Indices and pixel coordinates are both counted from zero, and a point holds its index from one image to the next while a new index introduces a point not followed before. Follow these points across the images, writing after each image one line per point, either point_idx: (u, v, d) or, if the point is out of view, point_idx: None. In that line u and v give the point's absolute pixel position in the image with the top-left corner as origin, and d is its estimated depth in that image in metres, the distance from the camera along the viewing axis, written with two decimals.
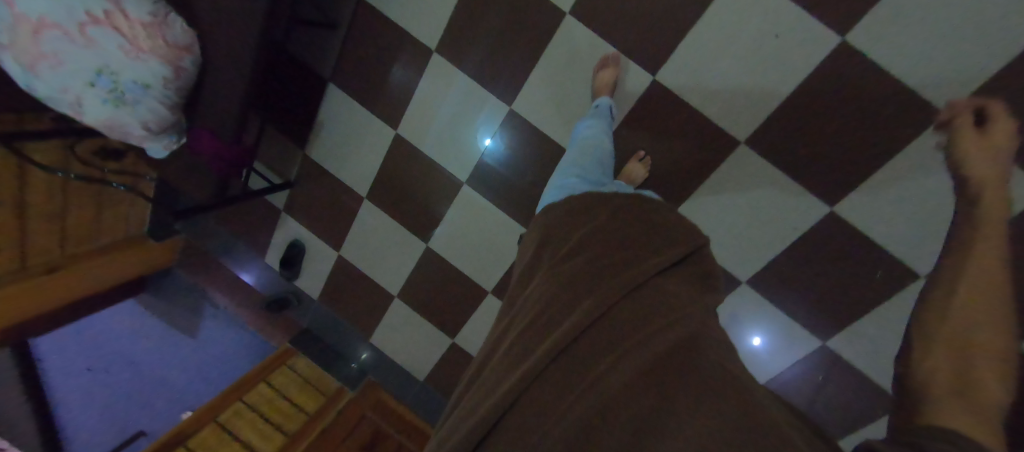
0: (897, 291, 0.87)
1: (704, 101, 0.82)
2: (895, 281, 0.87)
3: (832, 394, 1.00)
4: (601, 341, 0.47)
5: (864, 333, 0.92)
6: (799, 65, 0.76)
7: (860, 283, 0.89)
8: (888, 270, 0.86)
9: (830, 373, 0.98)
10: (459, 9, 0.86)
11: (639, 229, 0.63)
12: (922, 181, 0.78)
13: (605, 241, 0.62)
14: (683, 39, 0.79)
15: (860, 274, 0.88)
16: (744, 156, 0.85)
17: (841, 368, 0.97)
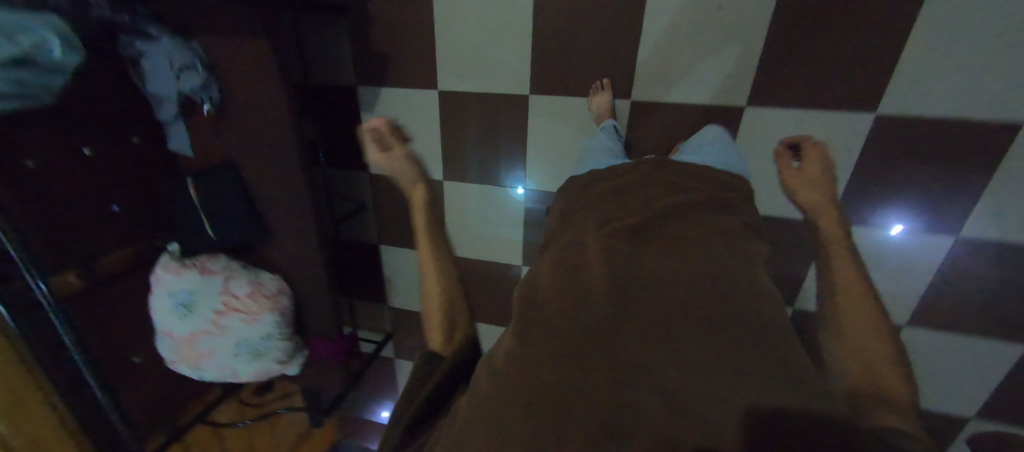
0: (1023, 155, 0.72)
1: (689, 93, 0.83)
2: (1013, 149, 0.72)
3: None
4: (630, 316, 0.45)
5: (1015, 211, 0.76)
6: (756, 18, 0.75)
7: (972, 168, 0.75)
8: (996, 142, 0.73)
9: (1007, 272, 0.81)
10: (444, 139, 0.97)
11: (688, 195, 0.58)
12: (966, 43, 0.68)
13: (648, 204, 0.57)
14: (636, 57, 0.82)
15: (965, 161, 0.75)
16: (760, 115, 0.81)
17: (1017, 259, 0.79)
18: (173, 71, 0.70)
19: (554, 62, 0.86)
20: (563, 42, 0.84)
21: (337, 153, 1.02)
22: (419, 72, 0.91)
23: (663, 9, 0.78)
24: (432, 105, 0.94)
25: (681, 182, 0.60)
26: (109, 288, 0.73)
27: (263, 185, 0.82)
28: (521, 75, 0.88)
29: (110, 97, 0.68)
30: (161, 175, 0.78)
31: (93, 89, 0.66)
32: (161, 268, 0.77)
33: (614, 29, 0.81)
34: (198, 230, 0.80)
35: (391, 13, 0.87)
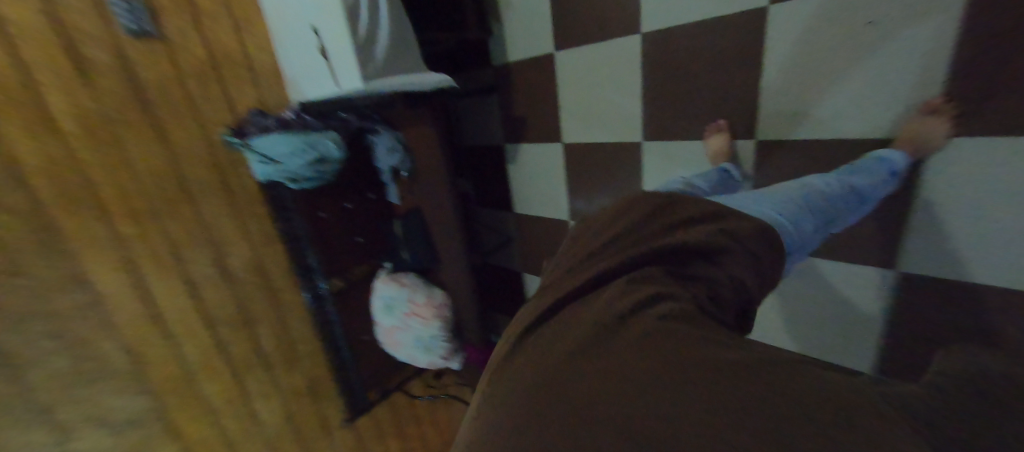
0: None
1: (829, 128, 0.69)
2: None
3: None
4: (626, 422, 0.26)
5: None
6: (926, 30, 0.58)
7: None
8: None
9: None
10: (569, 182, 1.08)
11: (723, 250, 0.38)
12: None
13: (651, 239, 0.40)
14: (758, 92, 0.75)
15: None
16: (964, 153, 0.59)
17: None
18: (387, 152, 1.07)
19: (667, 106, 0.86)
20: (672, 86, 0.84)
21: (492, 197, 1.27)
22: (549, 128, 1.07)
23: (788, 38, 0.69)
24: (558, 154, 1.08)
25: (718, 224, 0.41)
26: (357, 286, 1.18)
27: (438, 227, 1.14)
28: (635, 121, 0.91)
29: (357, 172, 1.11)
30: (382, 218, 1.17)
31: (351, 168, 1.09)
32: (379, 278, 1.16)
33: (726, 66, 0.77)
34: (399, 256, 1.17)
35: (527, 84, 1.06)
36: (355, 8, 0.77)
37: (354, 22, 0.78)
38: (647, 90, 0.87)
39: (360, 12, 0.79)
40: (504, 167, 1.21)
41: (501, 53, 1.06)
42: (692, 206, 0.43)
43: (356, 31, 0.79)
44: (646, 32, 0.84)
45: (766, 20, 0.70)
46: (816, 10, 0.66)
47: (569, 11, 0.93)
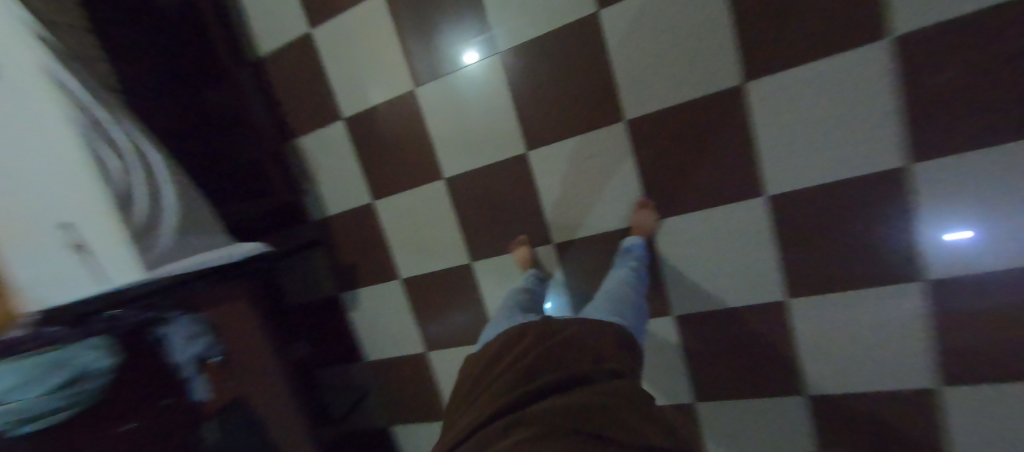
0: (917, 192, 0.72)
1: (589, 230, 0.90)
2: (903, 188, 0.73)
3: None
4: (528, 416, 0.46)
5: (952, 242, 0.72)
6: (612, 158, 0.86)
7: (883, 215, 0.75)
8: (887, 186, 0.74)
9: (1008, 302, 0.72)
10: (413, 315, 1.09)
11: (598, 346, 0.53)
12: (803, 120, 0.75)
13: (554, 332, 0.55)
14: (534, 214, 0.94)
15: (874, 207, 0.75)
16: (671, 231, 0.86)
17: (1002, 288, 0.71)
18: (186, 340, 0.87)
19: (484, 229, 0.99)
20: (478, 216, 0.98)
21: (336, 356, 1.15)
22: (381, 270, 1.09)
23: (536, 174, 0.92)
24: (397, 292, 1.09)
25: (596, 345, 0.53)
26: None
27: (269, 411, 0.95)
28: (459, 246, 1.02)
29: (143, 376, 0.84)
30: (183, 432, 0.84)
31: (128, 375, 0.82)
32: None
33: (512, 197, 0.95)
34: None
35: (352, 232, 1.09)
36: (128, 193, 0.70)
37: (128, 207, 0.70)
38: (462, 219, 1.00)
39: (137, 196, 0.72)
40: (344, 316, 1.14)
41: (317, 207, 1.08)
42: (571, 326, 0.56)
43: (133, 217, 0.70)
44: (449, 175, 0.98)
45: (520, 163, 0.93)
46: (545, 155, 0.90)
47: (376, 165, 1.03)
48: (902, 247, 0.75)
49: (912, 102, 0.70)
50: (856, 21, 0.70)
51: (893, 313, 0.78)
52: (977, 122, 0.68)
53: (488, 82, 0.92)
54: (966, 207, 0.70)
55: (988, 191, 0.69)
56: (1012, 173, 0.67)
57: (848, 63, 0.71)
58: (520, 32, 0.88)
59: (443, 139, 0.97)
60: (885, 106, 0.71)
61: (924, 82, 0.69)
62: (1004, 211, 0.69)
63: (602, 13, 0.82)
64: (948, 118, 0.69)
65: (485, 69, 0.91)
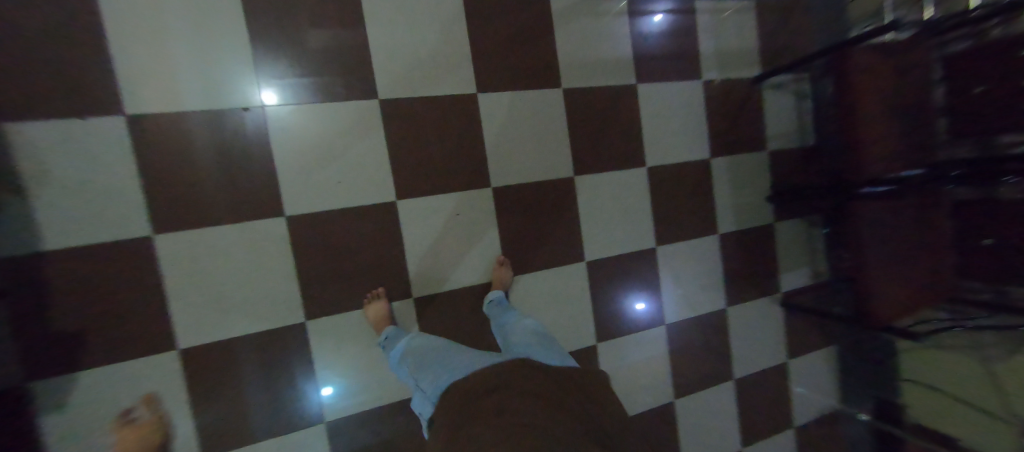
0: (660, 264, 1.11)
1: (449, 284, 0.93)
2: (654, 261, 1.10)
3: (707, 344, 1.16)
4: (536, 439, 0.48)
5: (674, 298, 1.12)
6: (475, 218, 0.94)
7: (645, 279, 1.09)
8: (646, 259, 1.09)
9: (698, 337, 1.15)
10: (193, 400, 0.79)
11: (578, 376, 0.64)
12: (607, 208, 1.05)
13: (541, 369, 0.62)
14: (393, 266, 0.89)
15: (640, 273, 1.09)
16: (518, 287, 0.98)
17: (695, 328, 1.14)
18: None
19: (330, 281, 0.86)
20: (322, 264, 0.85)
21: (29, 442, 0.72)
22: (146, 336, 0.76)
23: (400, 225, 0.90)
24: (169, 367, 0.77)
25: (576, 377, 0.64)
26: None
27: None
28: (287, 302, 0.83)
29: None
30: None
31: None
32: None
33: (368, 246, 0.88)
34: None
35: (101, 278, 0.74)
36: None
37: None
38: (301, 268, 0.84)
39: None
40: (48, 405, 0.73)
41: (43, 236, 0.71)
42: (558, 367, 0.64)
43: None
44: (290, 214, 0.83)
45: (383, 212, 0.88)
46: (410, 206, 0.90)
47: (176, 188, 0.77)
48: (657, 303, 1.10)
49: (659, 206, 1.09)
50: (635, 153, 1.06)
51: (649, 349, 1.10)
52: (686, 223, 1.12)
53: (341, 123, 0.86)
54: (680, 275, 1.12)
55: (688, 266, 1.13)
56: (698, 256, 1.13)
57: (630, 175, 1.06)
58: (401, 87, 0.90)
59: (288, 171, 0.83)
60: (646, 206, 1.08)
61: (664, 195, 1.09)
62: (695, 279, 1.13)
63: (479, 95, 0.95)
64: (674, 219, 1.10)
65: (337, 110, 0.85)
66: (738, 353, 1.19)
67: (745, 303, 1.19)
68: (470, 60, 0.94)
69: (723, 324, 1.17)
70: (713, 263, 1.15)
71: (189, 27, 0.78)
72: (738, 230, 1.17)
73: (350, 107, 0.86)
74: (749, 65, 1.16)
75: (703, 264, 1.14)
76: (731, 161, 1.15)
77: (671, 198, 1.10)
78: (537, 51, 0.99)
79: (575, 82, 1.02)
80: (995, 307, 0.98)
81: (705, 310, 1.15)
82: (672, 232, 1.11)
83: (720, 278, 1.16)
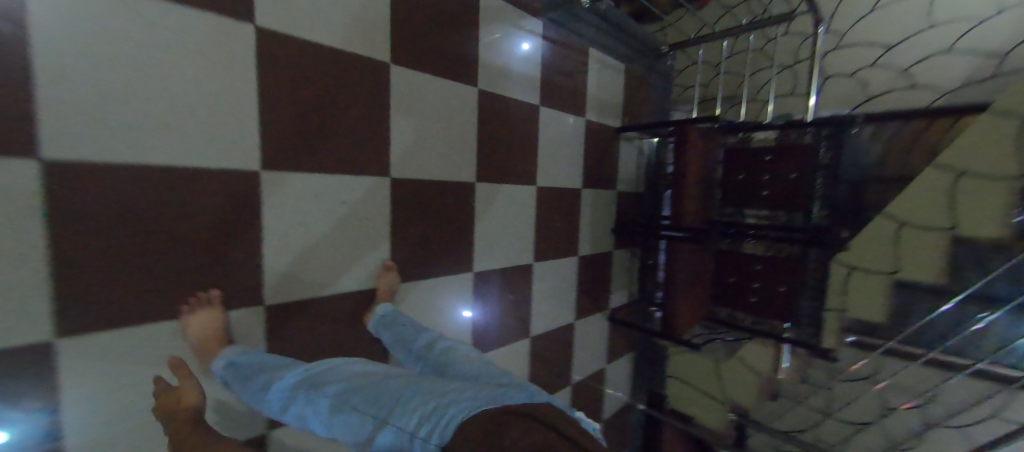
0: (534, 280, 1.15)
1: (320, 289, 0.72)
2: (529, 276, 1.14)
3: (557, 354, 1.26)
4: None
5: (541, 312, 1.18)
6: (367, 211, 0.78)
7: (520, 293, 1.12)
8: (524, 274, 1.12)
9: (552, 348, 1.24)
10: None
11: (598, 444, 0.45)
12: (499, 220, 1.03)
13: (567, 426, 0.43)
14: (243, 259, 0.64)
15: (518, 287, 1.11)
16: (403, 294, 0.85)
17: (550, 340, 1.23)
18: None
19: (125, 275, 0.54)
20: (114, 248, 0.53)
21: None
22: None
23: (263, 204, 0.65)
24: None
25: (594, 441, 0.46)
26: None
27: None
28: (26, 307, 0.48)
29: None
30: None
31: None
32: None
33: (207, 229, 0.60)
34: None
35: None
36: None
37: None
38: (66, 251, 0.50)
39: None
40: None
41: None
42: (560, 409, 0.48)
43: None
44: (59, 158, 0.49)
45: (240, 182, 0.63)
46: (283, 182, 0.67)
47: None
48: (529, 316, 1.15)
49: (541, 225, 1.15)
50: (529, 170, 1.09)
51: (514, 361, 1.12)
52: (557, 244, 1.21)
53: (180, 39, 0.56)
54: (548, 291, 1.20)
55: (555, 282, 1.22)
56: (562, 274, 1.24)
57: (523, 191, 1.08)
58: (294, 22, 0.67)
59: (70, 87, 0.49)
60: (531, 223, 1.12)
61: (546, 215, 1.16)
62: (557, 295, 1.23)
63: (392, 66, 0.80)
64: (549, 239, 1.18)
65: (177, 19, 0.56)
66: (576, 362, 1.35)
67: (586, 318, 1.36)
68: (390, 23, 0.79)
69: (570, 336, 1.30)
70: (571, 282, 1.28)
71: None
72: (590, 254, 1.33)
73: (201, 22, 0.58)
74: (614, 116, 1.37)
75: (565, 282, 1.25)
76: (594, 193, 1.31)
77: (550, 217, 1.17)
78: (458, 41, 0.91)
79: (488, 86, 0.99)
80: (732, 322, 1.42)
81: (560, 323, 1.26)
82: (546, 250, 1.18)
83: (574, 295, 1.29)
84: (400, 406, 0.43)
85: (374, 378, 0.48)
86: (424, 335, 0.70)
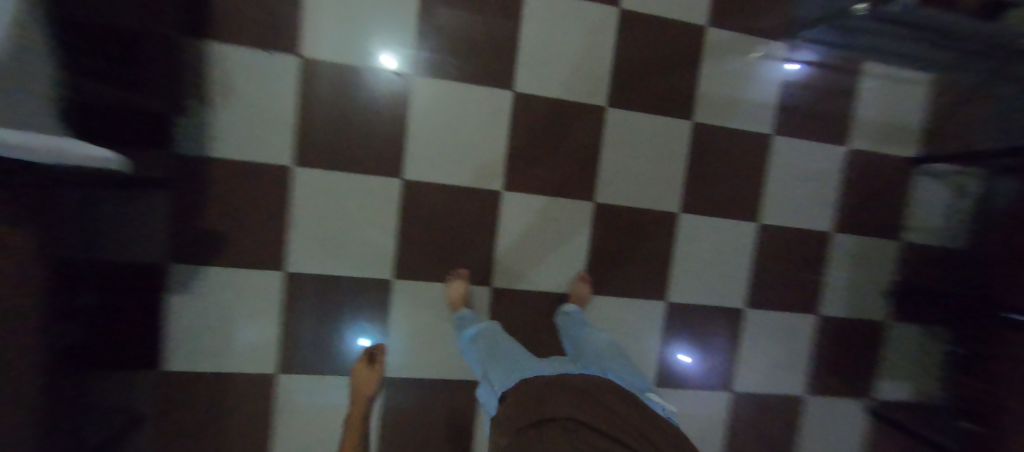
0: (746, 327, 1.04)
1: (530, 284, 0.94)
2: (741, 322, 1.03)
3: (775, 426, 1.06)
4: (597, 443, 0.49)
5: (753, 366, 1.04)
6: (573, 228, 0.95)
7: (726, 337, 1.03)
8: (733, 318, 1.03)
9: (766, 416, 1.06)
10: (280, 319, 0.85)
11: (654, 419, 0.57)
12: (707, 254, 1.01)
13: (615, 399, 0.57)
14: (485, 252, 0.92)
15: (724, 330, 1.03)
16: (595, 305, 0.96)
17: (766, 406, 1.05)
18: None
19: (426, 249, 0.89)
20: (423, 232, 0.89)
21: (123, 299, 0.79)
22: (261, 253, 0.83)
23: (502, 215, 0.92)
24: (273, 286, 0.84)
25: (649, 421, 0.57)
26: None
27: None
28: (384, 258, 0.88)
29: None
30: None
31: None
32: None
33: (468, 227, 0.91)
34: None
35: (237, 188, 0.81)
36: None
37: None
38: (403, 230, 0.88)
39: None
40: (159, 283, 0.80)
41: (200, 140, 0.78)
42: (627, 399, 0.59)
43: None
44: (409, 178, 0.87)
45: (491, 198, 0.91)
46: (517, 200, 0.92)
47: (322, 129, 0.83)
48: (737, 367, 1.04)
49: (762, 267, 1.03)
50: (752, 206, 1.01)
51: (711, 411, 1.03)
52: (785, 293, 1.04)
53: (472, 106, 0.89)
54: (767, 345, 1.04)
55: (778, 337, 1.05)
56: (791, 329, 1.05)
57: (740, 227, 1.01)
58: (538, 84, 0.92)
59: (419, 139, 0.87)
60: (749, 264, 1.02)
61: (772, 257, 1.03)
62: (781, 353, 1.05)
63: (609, 109, 0.94)
64: (773, 285, 1.04)
65: (472, 94, 0.89)
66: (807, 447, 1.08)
67: (829, 396, 1.07)
68: (615, 74, 0.94)
69: (797, 410, 1.07)
70: (803, 345, 1.06)
71: None
72: (841, 317, 1.07)
73: (484, 94, 0.89)
74: (905, 145, 1.06)
75: (794, 341, 1.05)
76: (855, 240, 1.05)
77: (777, 262, 1.03)
78: (680, 79, 0.97)
79: (710, 118, 0.99)
80: None
81: (783, 390, 1.06)
82: (764, 297, 1.04)
83: (808, 362, 1.06)
84: (495, 375, 0.66)
85: (500, 348, 0.71)
86: (584, 328, 0.84)
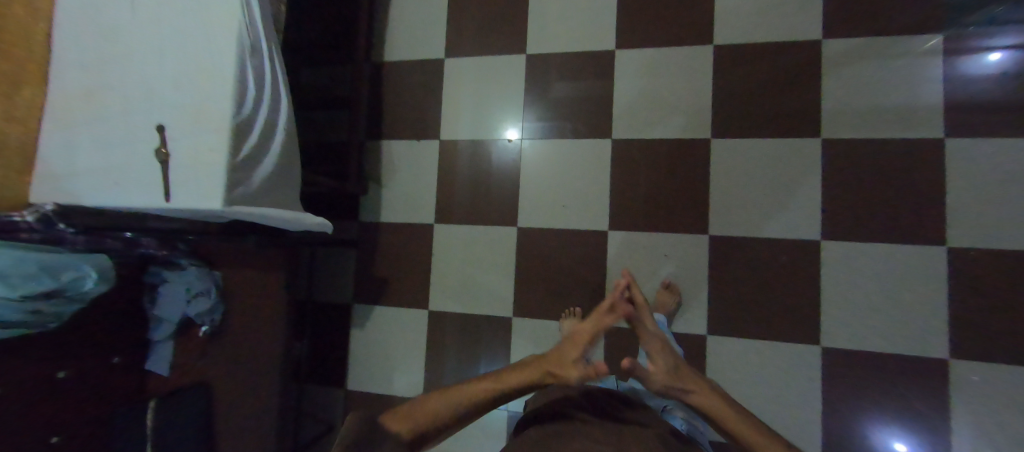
0: (952, 385, 0.80)
1: None
2: (940, 377, 0.81)
3: None
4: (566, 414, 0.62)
5: (973, 439, 0.79)
6: (689, 264, 0.91)
7: (919, 395, 0.82)
8: (925, 371, 0.82)
9: None
10: (426, 351, 1.02)
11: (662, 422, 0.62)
12: (867, 287, 0.85)
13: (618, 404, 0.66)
14: (597, 289, 0.95)
15: (913, 386, 0.82)
16: (725, 348, 0.88)
17: None
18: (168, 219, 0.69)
19: (541, 289, 0.98)
20: (538, 272, 0.98)
21: (326, 330, 1.07)
22: (414, 294, 1.03)
23: (613, 252, 0.95)
24: (421, 322, 1.03)
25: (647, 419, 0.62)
26: (69, 407, 0.69)
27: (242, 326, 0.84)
28: (506, 298, 0.99)
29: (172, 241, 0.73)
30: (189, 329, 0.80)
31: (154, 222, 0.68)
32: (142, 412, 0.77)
33: (579, 266, 0.97)
34: (163, 356, 0.80)
35: (400, 244, 1.05)
36: (247, 128, 0.70)
37: (240, 140, 0.69)
38: (521, 272, 0.99)
39: (252, 133, 0.71)
40: (348, 318, 1.06)
41: (375, 209, 1.06)
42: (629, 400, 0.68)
43: (239, 150, 0.68)
44: (524, 226, 1.00)
45: (600, 238, 0.96)
46: (626, 238, 0.95)
47: (456, 193, 1.03)
48: (946, 439, 0.80)
49: (960, 305, 0.81)
50: (927, 228, 0.83)
51: None
52: (1009, 340, 0.79)
53: (577, 157, 0.99)
54: (989, 412, 0.79)
55: (1008, 401, 0.79)
56: None
57: (914, 255, 0.84)
58: (637, 128, 0.97)
59: (531, 192, 1.00)
60: (938, 300, 0.82)
61: (972, 291, 0.81)
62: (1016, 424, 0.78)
63: (713, 140, 0.93)
64: (985, 329, 0.80)
65: (576, 146, 0.99)
66: None
67: None
68: (720, 106, 0.93)
69: None
70: None
71: (492, 79, 1.04)
72: None
73: (587, 144, 0.99)
74: None
75: None
76: None
77: (983, 297, 0.81)
78: (800, 98, 0.90)
79: (847, 133, 0.88)
80: None
81: None
82: (972, 344, 0.81)
83: None
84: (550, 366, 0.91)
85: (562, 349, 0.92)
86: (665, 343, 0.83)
